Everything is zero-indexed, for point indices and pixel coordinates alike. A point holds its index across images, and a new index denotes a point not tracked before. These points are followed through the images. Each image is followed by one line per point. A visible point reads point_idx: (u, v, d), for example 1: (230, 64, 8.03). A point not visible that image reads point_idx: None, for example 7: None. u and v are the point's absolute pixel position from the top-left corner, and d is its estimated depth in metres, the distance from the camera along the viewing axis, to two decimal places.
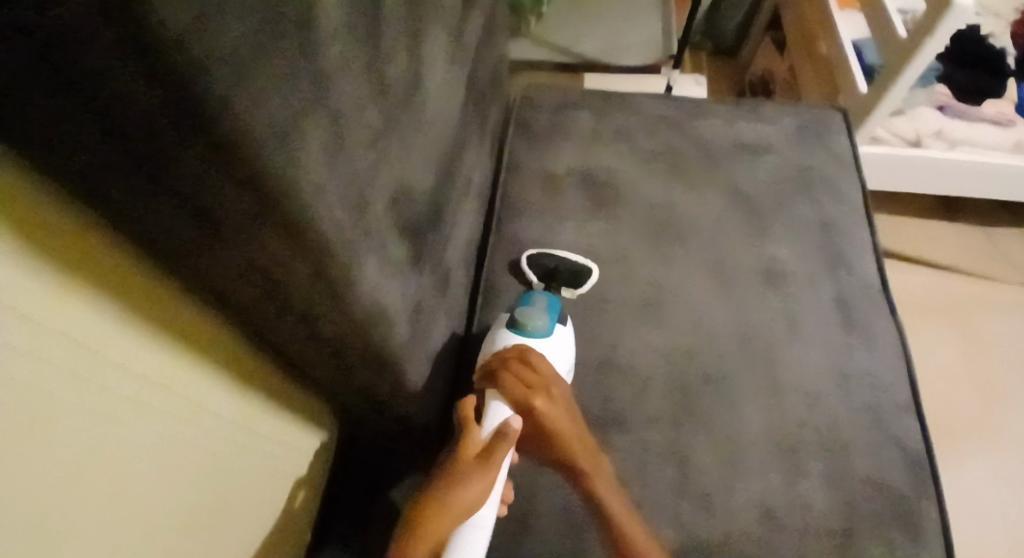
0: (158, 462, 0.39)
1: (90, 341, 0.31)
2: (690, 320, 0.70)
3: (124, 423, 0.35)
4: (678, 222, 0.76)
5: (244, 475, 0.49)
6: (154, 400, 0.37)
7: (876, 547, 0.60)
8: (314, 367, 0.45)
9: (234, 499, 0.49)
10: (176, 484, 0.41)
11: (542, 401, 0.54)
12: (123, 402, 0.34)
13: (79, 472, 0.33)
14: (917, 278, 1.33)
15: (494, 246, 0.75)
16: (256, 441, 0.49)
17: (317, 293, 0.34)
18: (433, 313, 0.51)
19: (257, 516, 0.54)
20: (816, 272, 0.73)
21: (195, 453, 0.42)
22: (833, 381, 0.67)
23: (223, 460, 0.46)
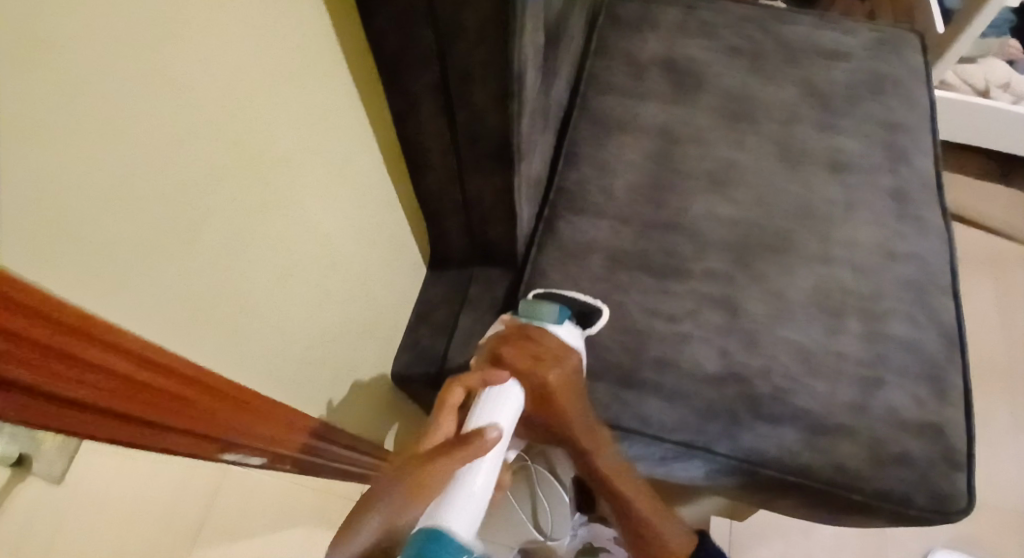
0: (349, 216, 0.55)
1: (334, 90, 0.47)
2: (754, 196, 0.77)
3: (339, 169, 0.51)
4: (753, 110, 0.82)
5: (383, 262, 0.65)
6: (355, 161, 0.53)
7: (903, 391, 0.68)
8: (449, 145, 0.55)
9: (377, 279, 0.65)
10: (353, 244, 0.58)
11: (552, 374, 0.56)
12: (339, 154, 0.50)
13: (316, 192, 0.49)
14: (969, 227, 1.36)
15: (578, 117, 0.81)
16: (380, 185, 0.59)
17: (489, 94, 0.48)
18: (540, 146, 0.64)
19: (375, 266, 0.64)
20: (875, 166, 0.80)
21: (364, 224, 0.58)
22: (880, 257, 0.74)
23: (375, 238, 0.62)
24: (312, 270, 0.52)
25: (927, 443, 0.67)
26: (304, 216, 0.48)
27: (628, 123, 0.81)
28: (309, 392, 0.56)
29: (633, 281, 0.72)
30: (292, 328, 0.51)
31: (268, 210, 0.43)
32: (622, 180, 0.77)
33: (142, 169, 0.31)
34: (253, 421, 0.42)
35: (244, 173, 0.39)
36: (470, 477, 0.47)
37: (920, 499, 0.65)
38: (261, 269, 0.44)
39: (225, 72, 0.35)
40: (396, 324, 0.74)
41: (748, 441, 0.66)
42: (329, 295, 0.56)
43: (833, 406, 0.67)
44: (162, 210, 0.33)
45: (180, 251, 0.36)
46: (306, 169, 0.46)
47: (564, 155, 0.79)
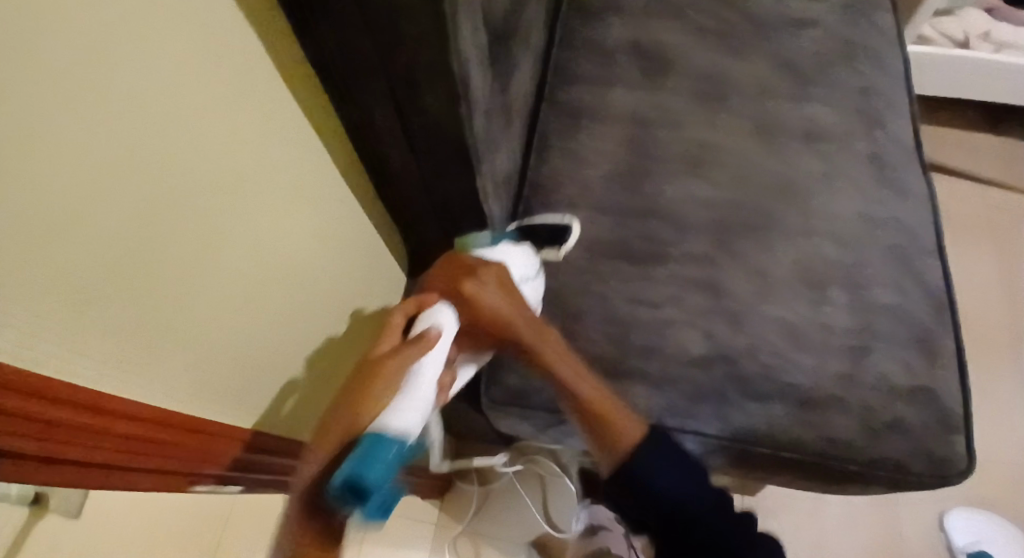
0: (306, 239, 0.56)
1: (277, 117, 0.47)
2: (730, 174, 0.76)
3: (287, 199, 0.51)
4: (723, 88, 0.81)
5: (348, 272, 0.65)
6: (305, 187, 0.53)
7: (892, 358, 0.68)
8: (408, 153, 0.55)
9: (341, 291, 0.66)
10: (311, 262, 0.58)
11: (471, 286, 0.52)
12: (286, 185, 0.51)
13: (261, 223, 0.49)
14: (961, 183, 1.34)
15: (547, 110, 0.81)
16: (337, 207, 0.59)
17: (437, 104, 0.49)
18: (501, 143, 0.63)
19: (337, 284, 0.64)
20: (851, 132, 0.79)
21: (321, 243, 0.59)
22: (861, 224, 0.74)
23: (336, 252, 0.62)
24: (260, 298, 0.52)
25: (920, 408, 0.67)
26: (250, 248, 0.49)
27: (598, 112, 0.80)
28: (248, 400, 0.57)
29: (613, 271, 0.71)
30: (236, 352, 0.52)
31: (210, 244, 0.44)
32: (595, 169, 0.77)
33: (64, 230, 0.32)
34: (166, 451, 0.46)
35: (179, 214, 0.40)
36: (413, 385, 0.44)
37: (916, 464, 0.65)
38: (200, 302, 0.45)
39: (154, 122, 0.36)
40: (366, 326, 0.74)
41: (739, 420, 0.65)
42: (282, 314, 0.56)
43: (822, 378, 0.66)
44: (86, 262, 0.34)
45: (107, 297, 0.37)
46: (248, 204, 0.47)
47: (536, 149, 0.79)
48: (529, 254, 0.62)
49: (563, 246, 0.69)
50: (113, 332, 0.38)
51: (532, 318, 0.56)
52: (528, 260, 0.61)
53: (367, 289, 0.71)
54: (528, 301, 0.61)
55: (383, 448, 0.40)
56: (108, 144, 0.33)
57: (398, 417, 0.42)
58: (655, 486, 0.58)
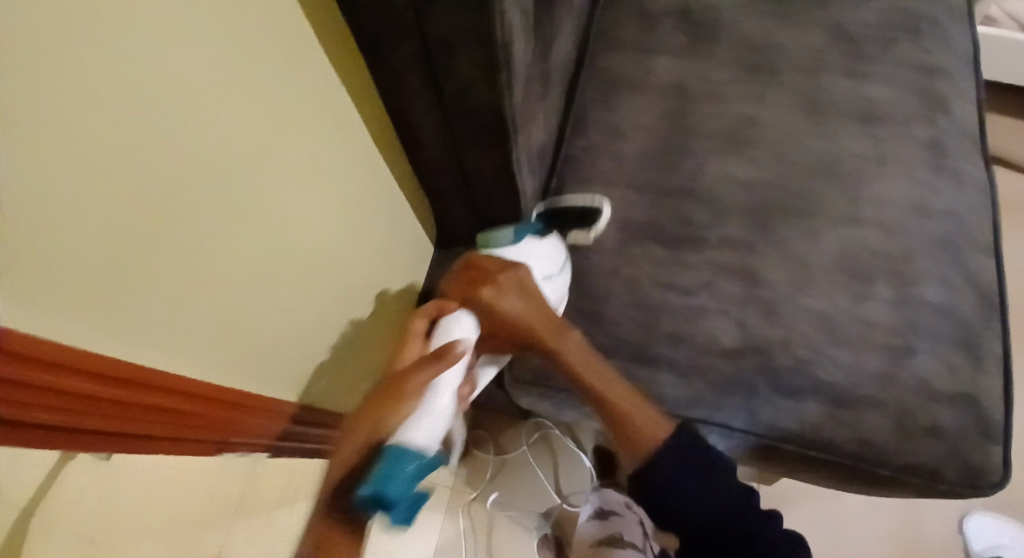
0: (327, 205, 0.52)
1: (299, 74, 0.43)
2: (777, 153, 0.72)
3: (306, 162, 0.48)
4: (775, 60, 0.76)
5: (374, 242, 0.62)
6: (325, 150, 0.50)
7: (936, 359, 0.64)
8: (443, 123, 0.53)
9: (368, 261, 0.62)
10: (334, 231, 0.55)
11: (488, 292, 0.53)
12: (305, 146, 0.47)
13: (280, 185, 0.46)
14: (1015, 174, 1.27)
15: (586, 77, 0.77)
16: (373, 179, 0.58)
17: (476, 64, 0.45)
18: (538, 111, 0.60)
19: (374, 259, 0.63)
20: (910, 115, 0.74)
21: (345, 210, 0.55)
22: (914, 215, 0.69)
23: (362, 219, 0.59)
24: (300, 280, 0.52)
25: (960, 414, 0.63)
26: (287, 229, 0.48)
27: (640, 83, 0.76)
28: (276, 377, 0.55)
29: (645, 253, 0.68)
30: (277, 330, 0.51)
31: (247, 230, 0.44)
32: (633, 144, 0.73)
33: (93, 215, 0.32)
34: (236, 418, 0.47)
35: (215, 201, 0.40)
36: (434, 396, 0.48)
37: (951, 473, 0.62)
38: (240, 287, 0.45)
39: (182, 106, 0.35)
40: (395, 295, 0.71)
41: (767, 416, 0.63)
42: (307, 286, 0.53)
43: (859, 377, 0.63)
44: (123, 248, 0.34)
45: (146, 285, 0.37)
46: (264, 169, 0.43)
47: (572, 119, 0.75)
48: (554, 250, 0.62)
49: (594, 227, 0.68)
50: (154, 315, 0.38)
51: (552, 317, 0.56)
52: (552, 257, 0.61)
53: (396, 260, 0.68)
54: (552, 298, 0.61)
55: (403, 463, 0.42)
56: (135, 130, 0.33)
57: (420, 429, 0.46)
58: (664, 488, 0.54)
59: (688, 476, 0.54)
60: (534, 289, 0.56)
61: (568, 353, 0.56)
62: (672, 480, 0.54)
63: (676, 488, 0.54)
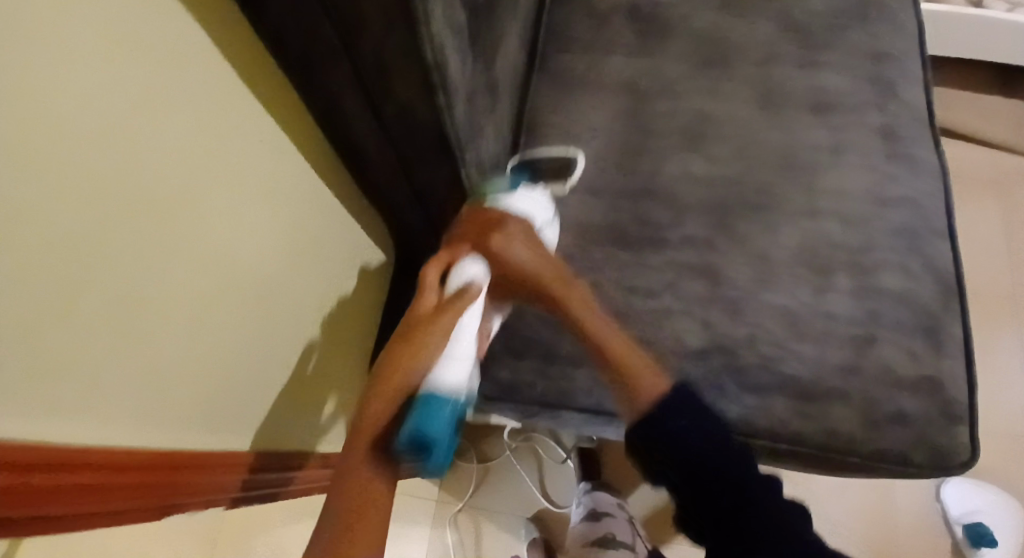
0: (284, 237, 0.51)
1: (251, 113, 0.42)
2: (733, 149, 0.71)
3: (266, 193, 0.47)
4: (726, 53, 0.76)
5: (331, 268, 0.62)
6: (284, 184, 0.49)
7: (898, 347, 0.65)
8: (385, 142, 0.52)
9: (325, 288, 0.62)
10: (292, 264, 0.54)
11: (496, 242, 0.54)
12: (264, 179, 0.46)
13: (242, 214, 0.45)
14: (969, 149, 1.29)
15: (539, 80, 0.76)
16: (317, 204, 0.55)
17: (420, 89, 0.45)
18: (487, 125, 0.59)
19: (322, 279, 0.61)
20: (862, 103, 0.74)
21: (302, 241, 0.55)
22: (871, 203, 0.70)
23: (319, 248, 0.58)
24: (244, 313, 0.49)
25: (924, 399, 0.64)
26: (228, 264, 0.45)
27: (592, 83, 0.75)
28: (236, 413, 0.54)
29: (608, 258, 0.68)
30: (221, 365, 0.48)
31: (190, 267, 0.41)
32: (590, 147, 0.72)
33: (23, 297, 0.29)
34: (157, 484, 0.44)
35: (182, 241, 0.39)
36: (457, 340, 0.50)
37: (919, 457, 0.63)
38: (182, 325, 0.42)
39: (116, 167, 0.32)
40: (357, 315, 0.70)
41: (737, 414, 0.63)
42: (264, 320, 0.52)
43: (824, 370, 0.63)
44: (53, 312, 0.31)
45: (80, 344, 0.33)
46: (225, 202, 0.42)
47: (526, 124, 0.74)
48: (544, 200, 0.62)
49: (568, 180, 0.69)
50: (89, 371, 0.34)
51: (555, 270, 0.58)
52: (546, 206, 0.60)
53: (352, 283, 0.67)
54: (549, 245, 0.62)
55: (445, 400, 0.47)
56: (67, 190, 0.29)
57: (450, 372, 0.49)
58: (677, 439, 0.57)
59: (683, 422, 0.57)
60: (536, 238, 0.57)
61: (572, 304, 0.58)
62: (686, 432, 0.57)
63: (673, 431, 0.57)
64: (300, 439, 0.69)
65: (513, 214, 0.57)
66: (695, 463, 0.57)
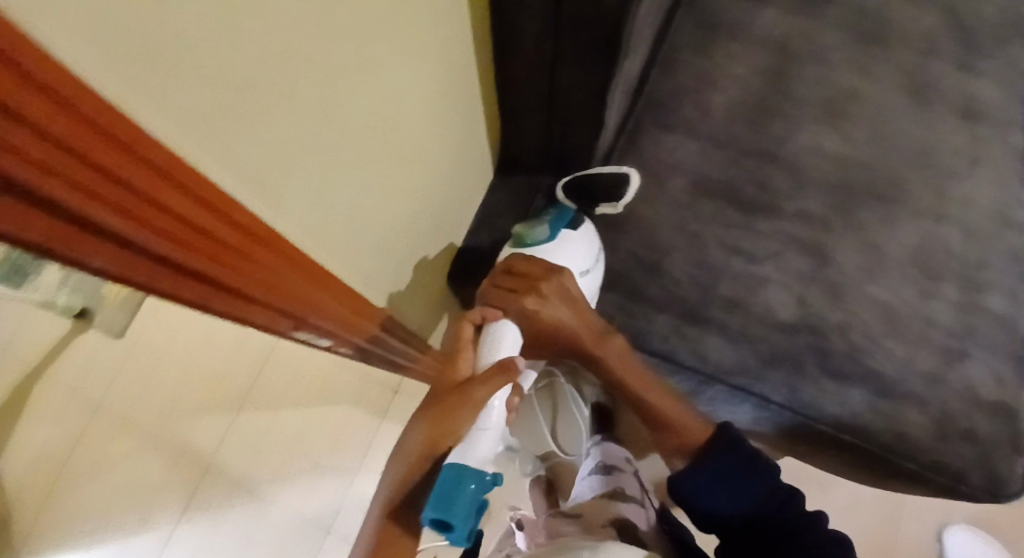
0: (422, 89, 0.48)
1: None
2: (871, 132, 0.69)
3: (410, 32, 0.43)
4: (886, 34, 0.72)
5: (458, 135, 0.59)
6: (426, 27, 0.44)
7: (987, 368, 0.63)
8: (547, 25, 0.49)
9: (451, 156, 0.60)
10: (426, 121, 0.51)
11: (532, 301, 0.54)
12: (410, 14, 0.42)
13: (391, 46, 0.41)
14: None
15: (685, 18, 0.73)
16: (447, 102, 0.53)
17: None
18: (642, 40, 0.57)
19: (446, 153, 0.59)
20: (1011, 118, 0.71)
21: (437, 99, 0.52)
22: (996, 221, 0.67)
23: (449, 114, 0.55)
24: (381, 170, 0.48)
25: (1000, 425, 0.63)
26: (378, 95, 0.42)
27: (740, 32, 0.72)
28: (374, 261, 0.54)
29: (715, 213, 0.66)
30: (353, 231, 0.47)
31: (339, 93, 0.37)
32: (724, 97, 0.70)
33: (199, 88, 0.26)
34: (320, 293, 0.40)
35: (339, 62, 0.35)
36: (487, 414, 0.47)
37: (975, 480, 0.62)
38: (333, 152, 0.39)
39: None
40: (464, 196, 0.69)
41: (810, 396, 0.62)
42: (399, 169, 0.50)
43: (908, 371, 0.62)
44: (252, 81, 0.29)
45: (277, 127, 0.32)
46: (377, 28, 0.38)
47: (663, 59, 0.72)
48: (587, 243, 0.60)
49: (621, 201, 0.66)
50: (278, 165, 0.34)
51: (592, 324, 0.58)
52: (583, 251, 0.59)
53: (470, 157, 0.66)
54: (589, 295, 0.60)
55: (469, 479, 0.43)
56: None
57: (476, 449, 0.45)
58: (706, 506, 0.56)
59: (716, 491, 0.55)
60: (577, 296, 0.57)
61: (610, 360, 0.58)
62: (710, 497, 0.55)
63: (702, 498, 0.56)
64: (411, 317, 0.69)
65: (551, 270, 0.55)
66: (720, 520, 0.56)
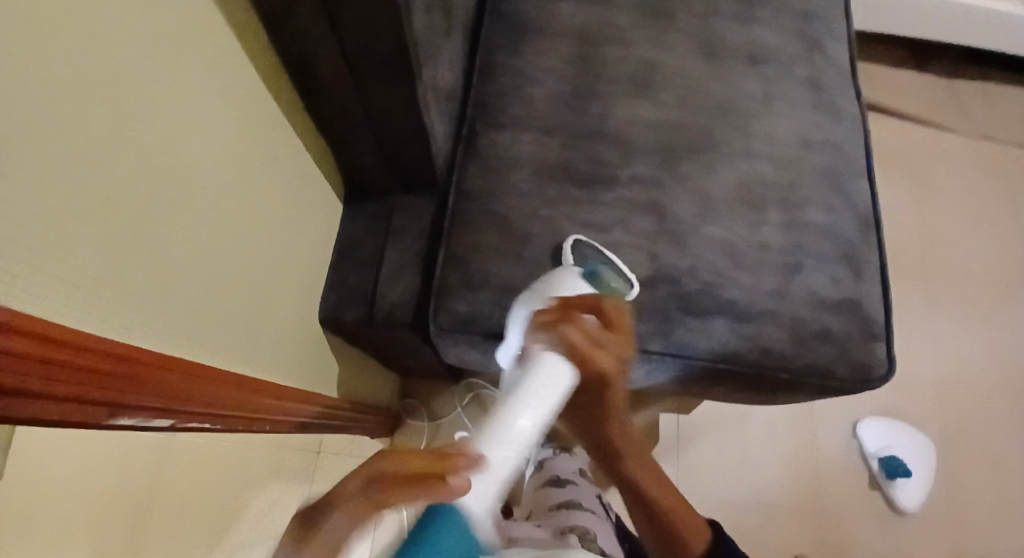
0: (238, 161, 0.51)
1: (176, 31, 0.41)
2: (676, 93, 0.76)
3: (209, 115, 0.46)
4: (669, 5, 0.80)
5: (296, 190, 0.62)
6: (224, 105, 0.48)
7: (822, 273, 0.71)
8: (339, 54, 0.53)
9: (296, 211, 0.63)
10: (256, 188, 0.54)
11: (607, 361, 0.49)
12: (204, 99, 0.45)
13: (192, 130, 0.44)
14: (888, 129, 1.40)
15: (490, 25, 0.78)
16: (271, 162, 0.56)
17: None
18: (443, 52, 0.61)
19: (289, 209, 0.62)
20: (792, 54, 0.80)
21: (260, 166, 0.55)
22: (799, 145, 0.75)
23: (278, 174, 0.58)
24: (223, 246, 0.50)
25: (846, 319, 0.70)
26: (193, 174, 0.45)
27: (543, 30, 0.78)
28: (243, 334, 0.56)
29: (560, 195, 0.70)
30: (200, 310, 0.48)
31: (142, 186, 0.39)
32: (542, 89, 0.75)
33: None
34: (163, 380, 0.41)
35: (132, 159, 0.38)
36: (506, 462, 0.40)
37: (840, 371, 0.69)
38: (157, 242, 0.42)
39: (43, 101, 0.31)
40: (325, 242, 0.72)
41: (681, 337, 0.67)
42: (242, 238, 0.53)
43: (758, 294, 0.69)
44: (42, 208, 0.31)
45: (100, 262, 0.36)
46: (168, 119, 0.41)
47: (479, 68, 0.76)
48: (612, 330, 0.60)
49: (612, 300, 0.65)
50: (115, 292, 0.38)
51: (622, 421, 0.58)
52: None
53: (319, 208, 0.69)
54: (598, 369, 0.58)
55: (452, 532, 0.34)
56: (69, 87, 0.32)
57: (473, 494, 0.36)
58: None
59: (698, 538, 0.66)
60: (625, 365, 0.54)
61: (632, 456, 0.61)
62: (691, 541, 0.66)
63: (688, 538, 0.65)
64: (307, 370, 0.71)
65: (625, 335, 0.53)
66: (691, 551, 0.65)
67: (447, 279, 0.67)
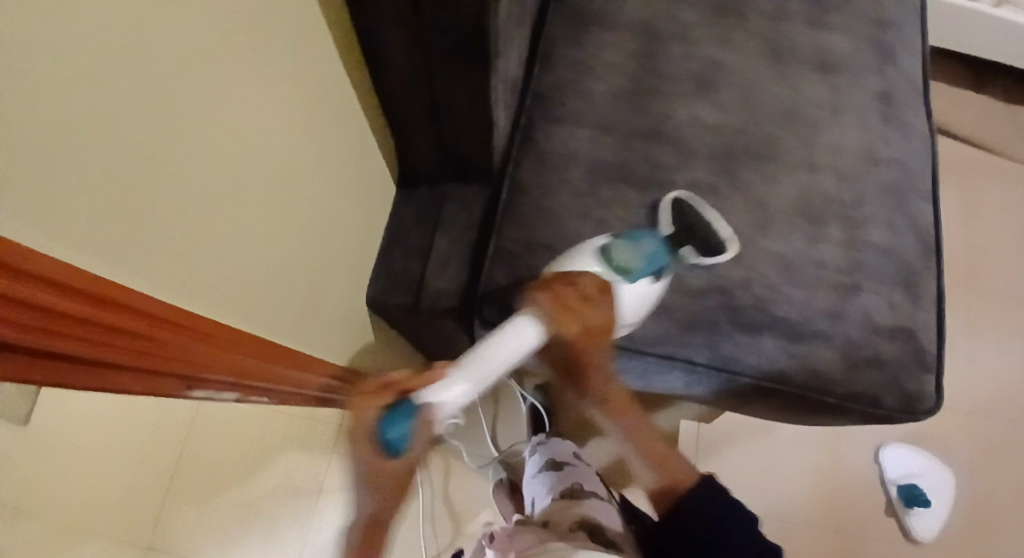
0: (304, 137, 0.50)
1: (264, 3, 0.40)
2: (741, 97, 0.73)
3: (283, 89, 0.45)
4: (740, 4, 0.77)
5: (352, 168, 0.61)
6: (299, 79, 0.47)
7: (880, 297, 0.69)
8: (414, 36, 0.51)
9: (350, 189, 0.62)
10: (315, 165, 0.53)
11: (575, 327, 0.50)
12: (280, 73, 0.44)
13: (266, 104, 0.43)
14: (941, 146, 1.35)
15: (554, 13, 0.76)
16: (333, 138, 0.55)
17: None
18: (515, 39, 0.59)
19: (344, 187, 0.60)
20: (864, 65, 0.77)
21: (322, 142, 0.53)
22: (865, 161, 0.73)
23: (337, 151, 0.57)
24: (281, 222, 0.49)
25: (900, 346, 0.68)
26: (261, 149, 0.44)
27: (609, 21, 0.75)
28: (289, 312, 0.55)
29: (616, 195, 0.68)
30: (254, 287, 0.47)
31: (218, 159, 0.38)
32: (604, 83, 0.73)
33: (81, 192, 0.27)
34: (220, 357, 0.40)
35: (214, 132, 0.37)
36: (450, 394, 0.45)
37: (888, 400, 0.67)
38: (224, 217, 0.41)
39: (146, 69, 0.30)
40: (374, 224, 0.71)
41: (729, 351, 0.65)
42: (298, 216, 0.52)
43: (812, 313, 0.67)
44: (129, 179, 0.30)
45: (154, 229, 0.33)
46: (248, 93, 0.40)
47: (541, 57, 0.74)
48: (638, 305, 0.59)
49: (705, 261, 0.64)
50: (166, 261, 0.35)
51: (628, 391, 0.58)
52: (633, 314, 0.58)
53: (371, 187, 0.67)
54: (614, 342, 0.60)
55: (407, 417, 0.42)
56: (168, 56, 0.31)
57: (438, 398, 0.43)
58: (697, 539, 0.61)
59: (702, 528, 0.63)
60: (607, 331, 0.54)
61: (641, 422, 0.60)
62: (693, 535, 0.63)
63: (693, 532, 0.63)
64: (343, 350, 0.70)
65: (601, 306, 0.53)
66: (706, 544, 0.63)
67: (495, 273, 0.66)
